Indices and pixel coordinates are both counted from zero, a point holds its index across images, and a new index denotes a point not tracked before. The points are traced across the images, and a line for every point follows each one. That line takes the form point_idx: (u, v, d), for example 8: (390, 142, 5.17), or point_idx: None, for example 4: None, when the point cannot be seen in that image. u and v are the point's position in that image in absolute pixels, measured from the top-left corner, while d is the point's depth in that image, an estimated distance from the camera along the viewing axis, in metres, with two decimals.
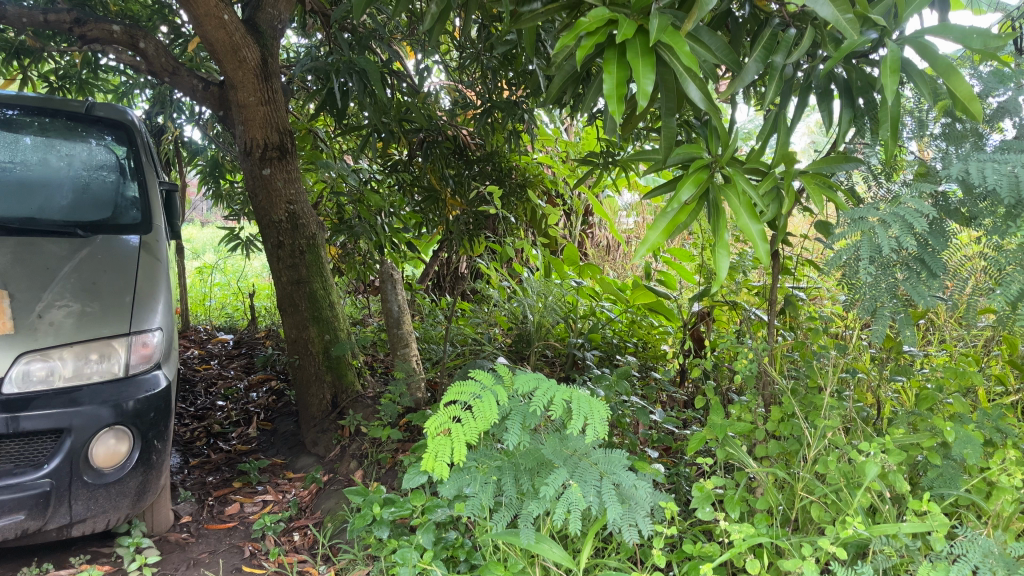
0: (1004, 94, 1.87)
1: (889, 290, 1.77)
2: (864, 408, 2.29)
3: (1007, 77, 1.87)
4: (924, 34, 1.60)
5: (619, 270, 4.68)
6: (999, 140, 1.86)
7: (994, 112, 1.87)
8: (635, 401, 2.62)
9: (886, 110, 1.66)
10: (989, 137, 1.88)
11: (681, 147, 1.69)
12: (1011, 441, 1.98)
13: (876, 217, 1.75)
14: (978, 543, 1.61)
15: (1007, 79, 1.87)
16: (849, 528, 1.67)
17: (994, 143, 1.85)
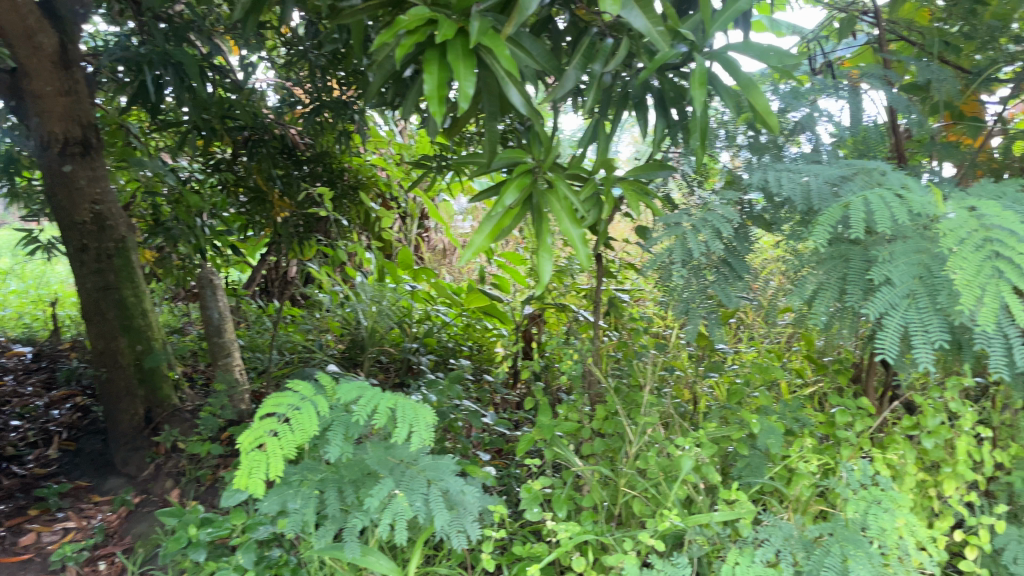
0: (801, 109, 2.09)
1: (700, 292, 1.89)
2: (681, 404, 2.41)
3: (801, 95, 2.10)
4: (728, 49, 1.70)
5: (455, 273, 4.57)
6: (796, 151, 2.08)
7: (793, 126, 2.08)
8: (467, 405, 2.62)
9: (696, 120, 1.74)
10: (788, 148, 2.09)
11: (504, 151, 1.69)
12: (808, 429, 2.15)
13: (688, 222, 1.83)
14: (780, 528, 1.74)
15: (801, 97, 2.10)
16: (666, 521, 1.75)
17: (792, 153, 2.06)
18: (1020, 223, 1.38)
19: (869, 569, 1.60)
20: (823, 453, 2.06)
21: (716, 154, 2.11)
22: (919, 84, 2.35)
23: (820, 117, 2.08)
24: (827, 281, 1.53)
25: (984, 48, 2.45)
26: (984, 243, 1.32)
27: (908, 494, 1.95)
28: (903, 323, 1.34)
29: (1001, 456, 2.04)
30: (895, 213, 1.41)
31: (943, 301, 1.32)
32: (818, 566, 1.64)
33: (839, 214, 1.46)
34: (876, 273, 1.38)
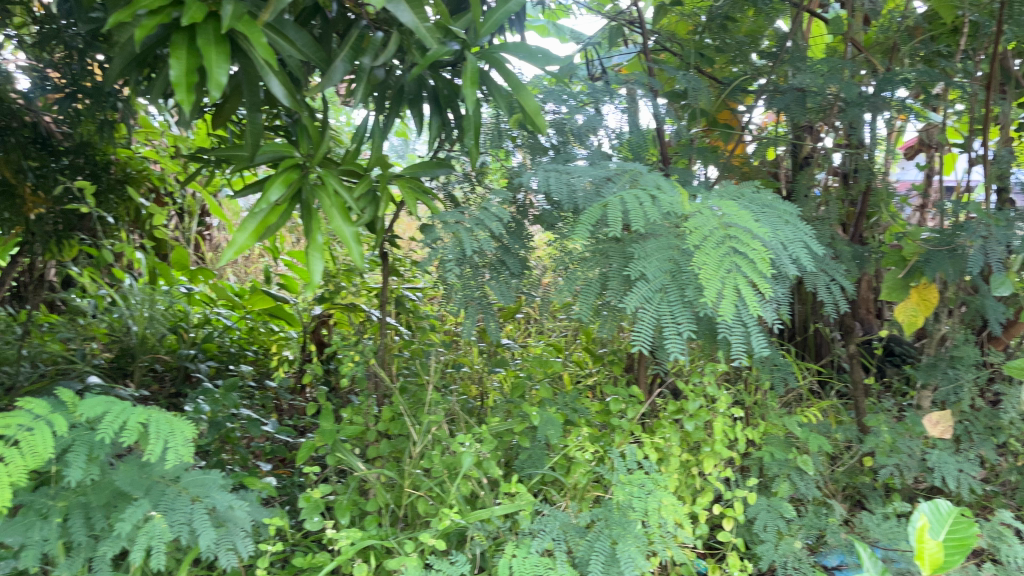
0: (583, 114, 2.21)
1: (476, 290, 1.93)
2: (468, 400, 2.42)
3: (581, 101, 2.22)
4: (498, 50, 1.75)
5: (240, 274, 4.18)
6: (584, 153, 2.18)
7: (582, 129, 2.19)
8: (246, 413, 2.46)
9: (468, 119, 1.77)
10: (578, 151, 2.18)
11: (269, 144, 1.61)
12: (585, 418, 2.25)
13: (463, 221, 1.84)
14: (556, 517, 1.81)
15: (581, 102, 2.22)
16: (447, 520, 1.76)
17: (583, 155, 2.16)
18: (754, 221, 1.51)
19: (634, 549, 1.70)
20: (598, 440, 2.16)
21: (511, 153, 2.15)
22: (677, 91, 2.52)
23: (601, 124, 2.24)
24: (588, 280, 1.60)
25: (733, 61, 2.70)
26: (725, 239, 1.44)
27: (673, 474, 2.09)
28: (656, 315, 1.44)
29: (751, 433, 2.25)
30: (648, 212, 1.49)
31: (690, 294, 1.43)
32: (589, 551, 1.72)
33: (598, 213, 1.52)
34: (632, 269, 1.45)
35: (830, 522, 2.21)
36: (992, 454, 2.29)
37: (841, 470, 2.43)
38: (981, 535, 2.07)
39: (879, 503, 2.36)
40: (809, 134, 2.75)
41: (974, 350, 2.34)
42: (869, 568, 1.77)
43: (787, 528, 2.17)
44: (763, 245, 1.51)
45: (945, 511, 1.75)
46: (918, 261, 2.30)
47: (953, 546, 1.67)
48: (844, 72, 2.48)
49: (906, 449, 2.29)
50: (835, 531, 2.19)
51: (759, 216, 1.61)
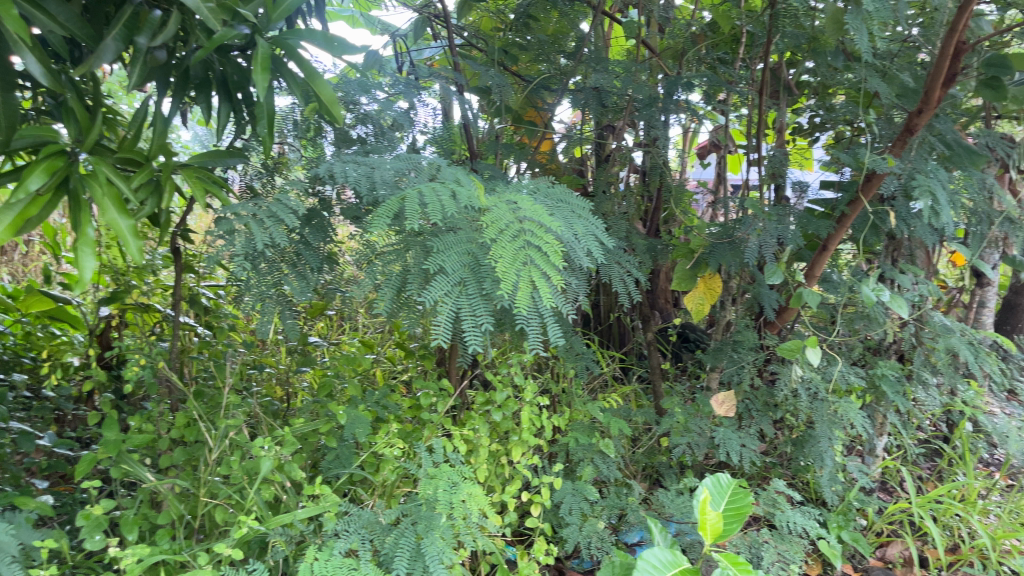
0: (406, 99, 2.21)
1: (271, 286, 1.87)
2: (272, 402, 2.33)
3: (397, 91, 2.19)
4: (293, 38, 1.70)
5: (16, 274, 3.73)
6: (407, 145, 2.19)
7: (396, 123, 2.18)
8: (16, 427, 2.21)
9: (262, 107, 1.73)
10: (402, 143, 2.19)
11: (28, 128, 1.47)
12: (395, 415, 2.23)
13: (251, 213, 1.72)
14: (361, 516, 1.78)
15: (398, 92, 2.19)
16: (244, 528, 1.67)
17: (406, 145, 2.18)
18: (548, 215, 1.57)
19: (440, 543, 1.71)
20: (407, 435, 2.15)
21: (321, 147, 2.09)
22: (484, 87, 2.54)
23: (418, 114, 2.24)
24: (386, 275, 1.56)
25: (537, 59, 2.75)
26: (519, 233, 1.47)
27: (482, 465, 2.11)
28: (455, 308, 1.44)
29: (556, 420, 2.32)
30: (445, 205, 1.49)
31: (488, 286, 1.45)
32: (393, 547, 1.71)
33: (396, 207, 1.49)
34: (431, 263, 1.44)
35: (630, 501, 2.33)
36: (769, 429, 2.51)
37: (641, 451, 2.60)
38: (759, 503, 2.26)
39: (673, 480, 2.52)
40: (612, 133, 2.89)
41: (753, 334, 2.54)
42: (660, 541, 1.89)
43: (591, 509, 2.27)
44: (556, 238, 1.56)
45: (725, 484, 1.90)
46: (703, 253, 2.48)
47: (731, 515, 1.82)
48: (637, 74, 2.62)
49: (695, 428, 2.47)
50: (634, 509, 2.31)
51: (554, 210, 1.67)
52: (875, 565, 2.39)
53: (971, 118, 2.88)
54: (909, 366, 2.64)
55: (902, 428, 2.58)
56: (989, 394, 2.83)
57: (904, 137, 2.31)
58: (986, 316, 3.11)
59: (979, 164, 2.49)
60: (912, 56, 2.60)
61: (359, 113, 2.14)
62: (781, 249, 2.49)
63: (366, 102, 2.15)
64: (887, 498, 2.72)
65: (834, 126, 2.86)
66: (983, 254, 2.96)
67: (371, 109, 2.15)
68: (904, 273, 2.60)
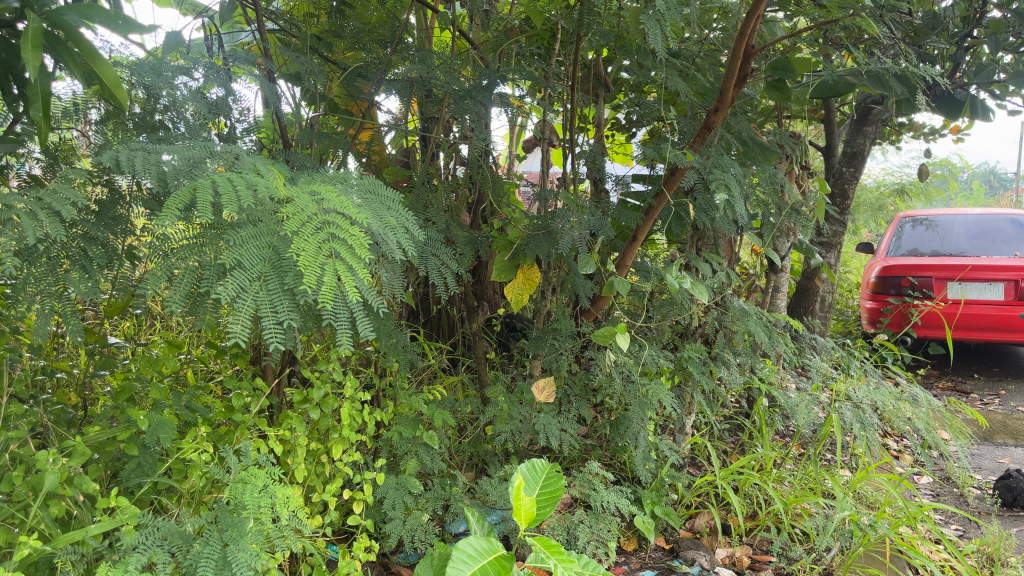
0: (218, 88, 2.08)
1: (52, 283, 1.70)
2: (66, 409, 2.14)
3: (214, 73, 2.07)
4: (69, 17, 1.59)
5: None
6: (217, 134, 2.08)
7: (212, 107, 2.06)
8: None
9: (34, 89, 1.65)
10: (212, 132, 2.09)
11: None
12: (205, 417, 2.12)
13: (22, 203, 1.55)
14: (159, 527, 1.67)
15: (214, 74, 2.06)
16: (26, 548, 1.53)
17: (217, 136, 2.09)
18: (354, 207, 1.54)
19: (248, 551, 1.64)
20: (218, 437, 2.05)
21: (122, 130, 1.90)
22: (296, 74, 2.42)
23: (235, 102, 2.13)
24: (180, 270, 1.47)
25: (355, 47, 2.67)
26: (323, 225, 1.44)
27: (300, 465, 2.05)
28: (254, 304, 1.37)
29: (378, 414, 2.29)
30: (241, 197, 1.42)
31: (290, 281, 1.39)
32: (197, 557, 1.61)
33: (187, 198, 1.41)
34: (226, 257, 1.37)
35: (454, 491, 2.35)
36: (587, 412, 2.61)
37: (466, 441, 2.63)
38: (577, 485, 2.34)
39: (497, 467, 2.57)
40: (436, 124, 2.88)
41: (570, 323, 2.61)
42: (477, 529, 1.90)
43: (414, 502, 2.26)
44: (364, 230, 1.53)
45: (540, 469, 1.95)
46: (520, 245, 2.52)
47: (545, 499, 1.87)
48: (456, 66, 2.62)
49: (518, 416, 2.50)
50: (458, 500, 2.33)
51: (363, 202, 1.64)
52: (685, 536, 2.55)
53: (764, 117, 3.11)
54: (713, 348, 2.82)
55: (708, 405, 2.76)
56: (783, 371, 3.09)
57: (703, 134, 2.42)
58: (781, 300, 3.39)
59: (771, 159, 2.69)
60: (713, 58, 2.77)
61: (170, 98, 1.96)
62: (595, 239, 2.58)
63: (176, 80, 2.00)
64: (696, 471, 2.91)
65: (647, 123, 2.94)
66: (776, 242, 3.21)
67: (180, 95, 1.97)
68: (707, 262, 2.78)
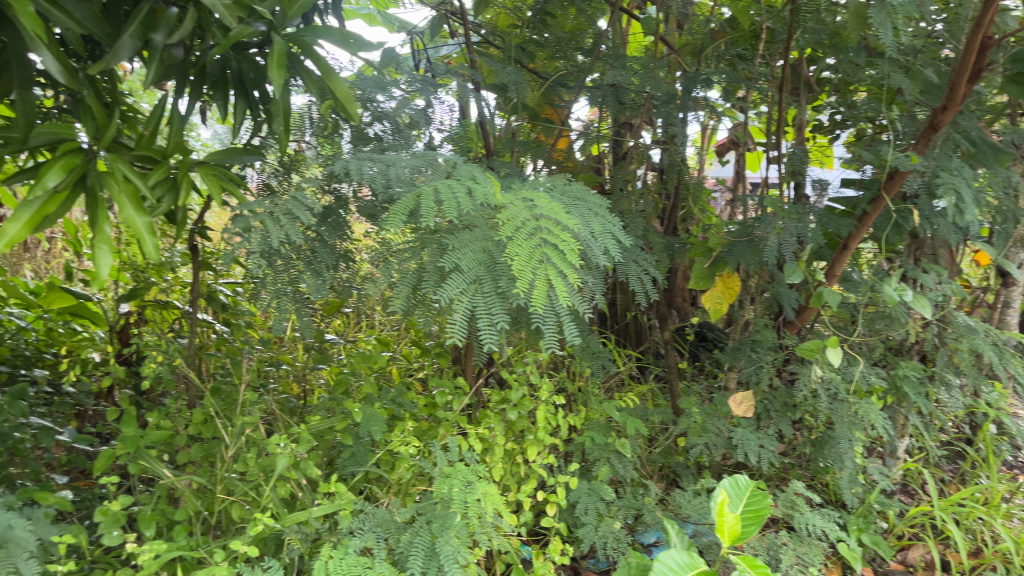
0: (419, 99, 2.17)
1: (288, 283, 1.87)
2: (289, 398, 2.33)
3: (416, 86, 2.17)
4: (310, 37, 1.71)
5: (40, 271, 3.52)
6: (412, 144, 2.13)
7: (412, 119, 2.17)
8: (38, 423, 2.22)
9: (277, 105, 1.74)
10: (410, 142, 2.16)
11: (45, 126, 1.47)
12: (410, 413, 2.23)
13: (270, 209, 1.74)
14: (375, 514, 1.78)
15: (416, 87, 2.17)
16: (261, 525, 1.68)
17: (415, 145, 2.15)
18: (564, 213, 1.55)
19: (455, 543, 1.72)
20: (423, 434, 2.15)
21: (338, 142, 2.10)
22: (500, 85, 2.50)
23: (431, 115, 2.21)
24: (403, 274, 1.56)
25: (554, 56, 2.72)
26: (536, 231, 1.45)
27: (497, 464, 2.10)
28: (470, 307, 1.42)
29: (572, 419, 2.30)
30: (461, 204, 1.48)
31: (504, 285, 1.43)
32: (409, 546, 1.72)
33: (412, 204, 1.49)
34: (446, 261, 1.43)
35: (646, 501, 2.31)
36: (788, 429, 2.48)
37: (657, 451, 2.56)
38: (778, 505, 2.24)
39: (691, 481, 2.51)
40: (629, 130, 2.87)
41: (771, 334, 2.51)
42: (677, 542, 1.89)
43: (607, 510, 2.25)
44: (573, 236, 1.54)
45: (743, 485, 1.89)
46: (721, 252, 2.45)
47: (749, 517, 1.81)
48: (655, 71, 2.59)
49: (713, 429, 2.43)
50: (651, 510, 2.29)
51: (571, 208, 1.65)
52: (896, 569, 2.36)
53: (996, 115, 2.82)
54: (931, 367, 2.59)
55: (924, 429, 2.56)
56: (1013, 396, 2.79)
57: (928, 134, 2.29)
58: (1012, 316, 3.06)
59: (1005, 161, 2.43)
60: (936, 52, 2.56)
61: (375, 111, 2.14)
62: (801, 247, 2.46)
63: (380, 97, 2.15)
64: (909, 500, 2.69)
65: (855, 124, 2.78)
66: (1008, 253, 2.90)
67: (384, 106, 2.14)
68: (927, 273, 2.56)
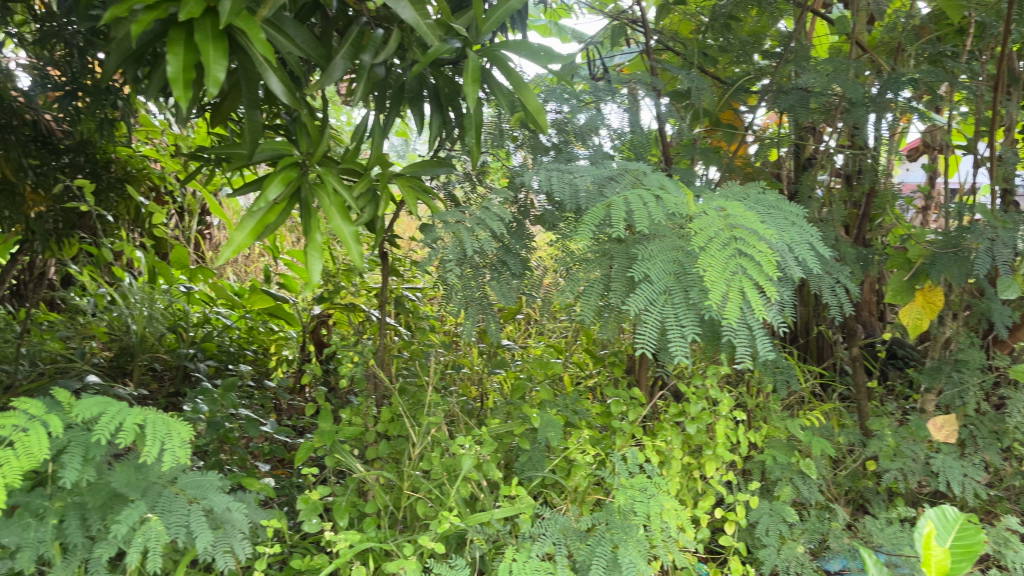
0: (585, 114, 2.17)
1: (477, 290, 1.94)
2: (468, 400, 2.40)
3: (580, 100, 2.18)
4: (503, 50, 1.75)
5: (241, 274, 3.85)
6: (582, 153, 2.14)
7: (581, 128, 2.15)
8: (245, 414, 2.42)
9: (470, 118, 1.80)
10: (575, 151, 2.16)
11: (268, 143, 1.61)
12: (586, 420, 2.23)
13: (466, 220, 1.84)
14: (556, 521, 1.81)
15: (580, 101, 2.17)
16: (447, 523, 1.74)
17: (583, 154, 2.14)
18: (760, 223, 1.50)
19: (636, 554, 1.71)
20: (598, 443, 2.15)
21: (511, 154, 2.15)
22: (681, 90, 2.48)
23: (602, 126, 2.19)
24: (591, 282, 1.58)
25: (737, 60, 2.64)
26: (730, 241, 1.42)
27: (674, 478, 2.06)
28: (660, 317, 1.41)
29: (752, 436, 2.22)
30: (652, 213, 1.48)
31: (695, 296, 1.41)
32: (591, 555, 1.72)
33: (602, 214, 1.51)
34: (636, 271, 1.43)
35: (833, 527, 2.18)
36: (997, 458, 2.26)
37: (844, 473, 2.41)
38: (986, 540, 2.05)
39: (882, 507, 2.34)
40: (814, 133, 2.74)
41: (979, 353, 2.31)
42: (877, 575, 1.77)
43: (790, 532, 2.15)
44: (768, 246, 1.49)
45: (951, 517, 1.75)
46: (924, 264, 2.28)
47: (959, 553, 1.67)
48: (849, 71, 2.45)
49: (909, 453, 2.26)
50: (838, 536, 2.16)
51: (765, 218, 1.60)
52: None
53: None
54: None
55: None
56: None
57: None
58: None
59: None
60: None
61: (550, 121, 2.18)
62: (1017, 259, 2.24)
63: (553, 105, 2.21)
64: None
65: None
66: None
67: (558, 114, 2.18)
68: None
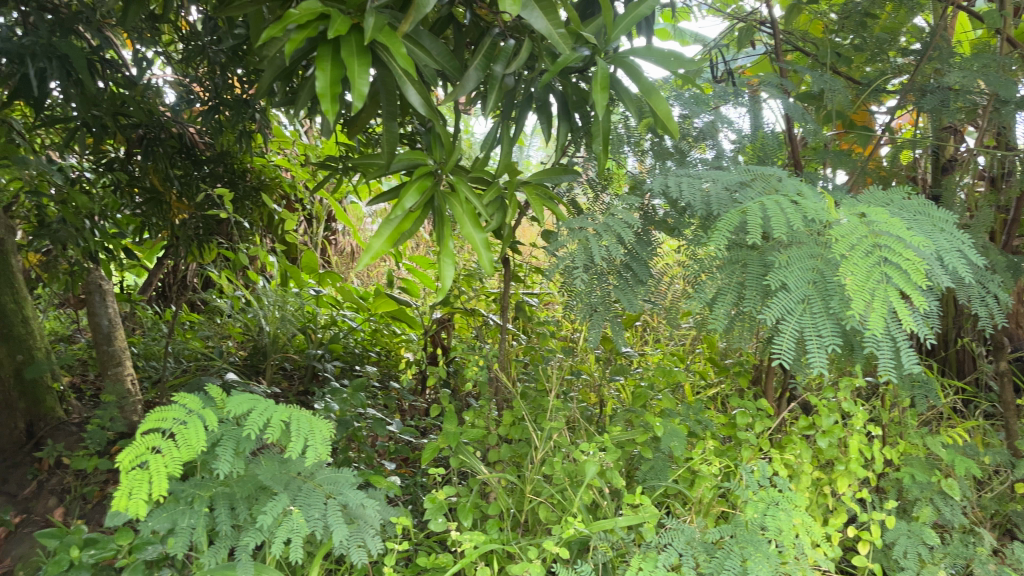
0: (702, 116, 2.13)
1: (603, 297, 1.94)
2: (587, 407, 2.40)
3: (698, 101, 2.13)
4: (632, 57, 1.75)
5: (364, 278, 3.98)
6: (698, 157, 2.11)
7: (699, 131, 2.11)
8: (372, 413, 2.51)
9: (598, 125, 1.80)
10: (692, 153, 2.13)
11: (404, 153, 1.67)
12: (710, 431, 2.18)
13: (593, 227, 1.84)
14: (682, 532, 1.78)
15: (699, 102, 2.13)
16: (571, 528, 1.74)
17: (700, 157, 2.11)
18: (907, 230, 1.44)
19: (767, 570, 1.65)
20: (723, 455, 2.10)
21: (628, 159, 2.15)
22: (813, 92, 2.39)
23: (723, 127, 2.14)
24: (723, 289, 1.56)
25: (873, 60, 2.52)
26: (874, 249, 1.37)
27: (804, 492, 1.99)
28: (798, 327, 1.38)
29: (888, 452, 2.11)
30: (789, 219, 1.45)
31: (836, 305, 1.37)
32: (718, 568, 1.68)
33: (736, 220, 1.49)
34: (772, 279, 1.41)
35: (978, 552, 2.05)
36: None
37: (990, 495, 2.26)
38: None
39: None
40: (955, 134, 2.58)
41: None
42: None
43: (930, 556, 2.03)
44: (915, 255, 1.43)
45: None
46: None
47: None
48: (998, 69, 2.30)
49: None
50: (984, 562, 2.03)
51: (911, 225, 1.53)
52: None
53: None
54: None
55: None
56: None
57: None
58: None
59: None
60: None
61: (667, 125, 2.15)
62: None
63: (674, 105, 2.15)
64: None
65: None
66: None
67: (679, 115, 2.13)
68: None
